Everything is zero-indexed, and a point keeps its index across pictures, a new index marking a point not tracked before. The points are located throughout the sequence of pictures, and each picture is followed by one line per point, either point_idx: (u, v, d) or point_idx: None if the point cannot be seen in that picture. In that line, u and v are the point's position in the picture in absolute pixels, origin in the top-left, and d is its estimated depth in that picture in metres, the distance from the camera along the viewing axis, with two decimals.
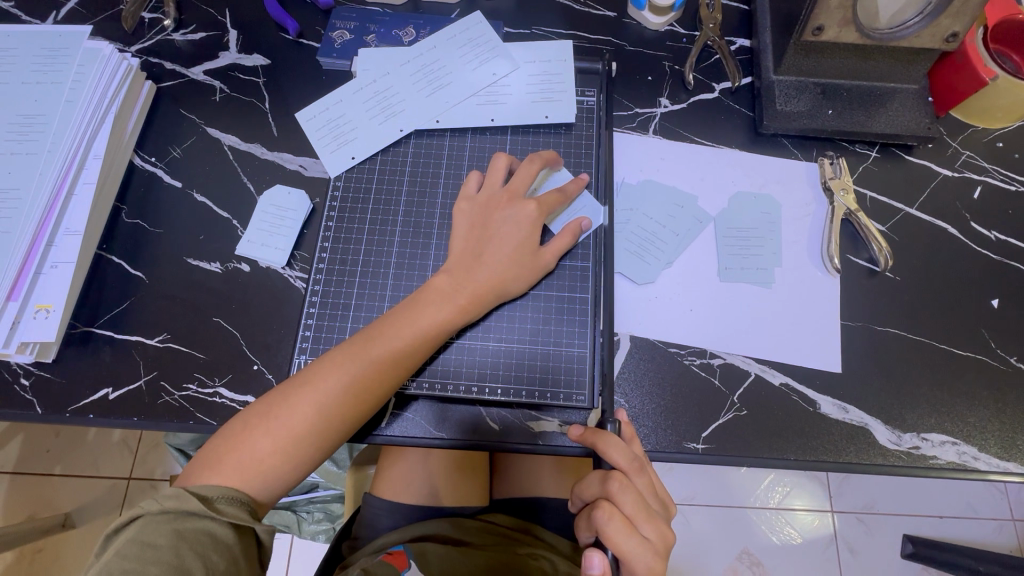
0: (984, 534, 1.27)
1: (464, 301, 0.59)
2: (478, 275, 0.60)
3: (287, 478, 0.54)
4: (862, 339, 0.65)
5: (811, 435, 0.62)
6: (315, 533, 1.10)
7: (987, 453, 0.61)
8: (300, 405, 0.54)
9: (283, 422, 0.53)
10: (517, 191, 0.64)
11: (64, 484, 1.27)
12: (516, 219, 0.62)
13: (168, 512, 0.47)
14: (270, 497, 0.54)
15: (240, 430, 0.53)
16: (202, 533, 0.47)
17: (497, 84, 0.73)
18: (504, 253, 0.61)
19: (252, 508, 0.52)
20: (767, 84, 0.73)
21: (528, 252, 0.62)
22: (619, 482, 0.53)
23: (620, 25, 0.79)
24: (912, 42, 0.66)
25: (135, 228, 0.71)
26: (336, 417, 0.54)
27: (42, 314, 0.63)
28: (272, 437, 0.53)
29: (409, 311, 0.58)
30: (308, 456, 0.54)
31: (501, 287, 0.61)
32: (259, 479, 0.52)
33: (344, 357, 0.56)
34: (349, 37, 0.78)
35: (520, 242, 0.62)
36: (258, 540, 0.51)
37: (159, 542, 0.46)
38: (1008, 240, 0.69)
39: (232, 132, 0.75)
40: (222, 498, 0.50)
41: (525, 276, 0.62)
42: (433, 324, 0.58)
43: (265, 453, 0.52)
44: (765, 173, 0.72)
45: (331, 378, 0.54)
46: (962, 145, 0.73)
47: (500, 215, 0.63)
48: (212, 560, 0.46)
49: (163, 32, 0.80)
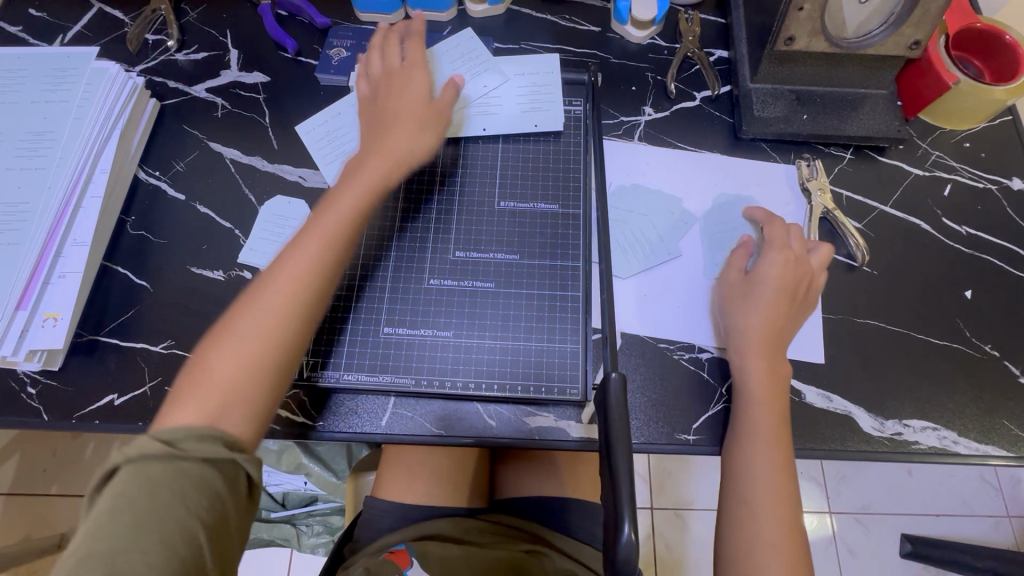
0: (980, 531, 1.29)
1: (383, 165, 0.64)
2: (339, 182, 0.63)
3: (257, 385, 0.51)
4: (843, 331, 0.68)
5: (797, 424, 0.64)
6: (315, 545, 1.12)
7: (965, 437, 0.64)
8: (245, 316, 0.52)
9: (233, 335, 0.52)
10: (423, 85, 0.69)
11: (60, 504, 1.27)
12: (416, 88, 0.68)
13: (134, 458, 0.43)
14: (249, 438, 0.50)
15: (194, 365, 0.51)
16: (177, 474, 0.43)
17: (488, 95, 0.77)
18: (395, 120, 0.66)
19: (229, 443, 0.47)
20: (745, 92, 0.77)
21: (429, 109, 0.68)
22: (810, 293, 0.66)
23: (604, 39, 0.83)
24: (878, 49, 0.70)
25: (139, 239, 0.73)
26: (288, 303, 0.53)
27: (50, 322, 0.65)
28: (225, 352, 0.51)
29: (330, 206, 0.60)
30: (272, 370, 0.52)
31: (414, 147, 0.66)
32: (222, 410, 0.49)
33: (283, 258, 0.56)
34: (346, 54, 0.81)
35: (421, 108, 0.68)
36: (246, 473, 0.47)
37: (130, 493, 0.42)
38: (978, 234, 0.72)
39: (234, 146, 0.78)
40: (188, 438, 0.45)
41: (411, 138, 0.66)
42: (362, 196, 0.61)
43: (222, 372, 0.50)
44: (746, 175, 0.75)
45: (281, 261, 0.55)
46: (932, 146, 0.77)
47: (396, 85, 0.69)
48: (192, 502, 0.43)
49: (167, 53, 0.83)
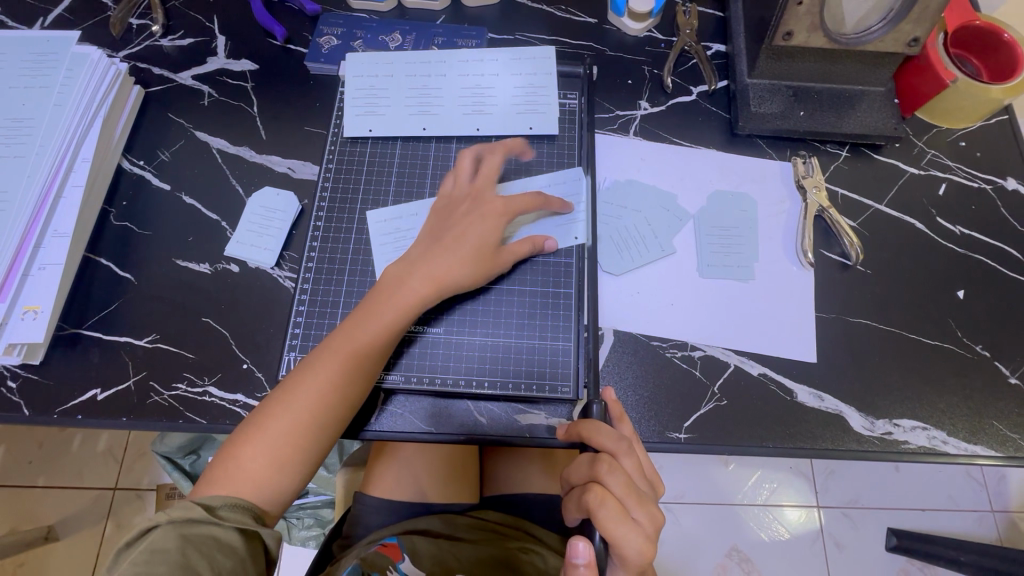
0: (964, 526, 1.30)
1: (421, 290, 0.60)
2: (399, 268, 0.62)
3: (289, 476, 0.54)
4: (837, 329, 0.67)
5: (787, 423, 0.64)
6: (304, 538, 1.11)
7: (955, 437, 0.64)
8: (277, 415, 0.54)
9: (266, 430, 0.54)
10: (511, 206, 0.64)
11: (47, 495, 1.26)
12: (478, 227, 0.63)
13: (175, 521, 0.47)
14: (276, 505, 0.55)
15: (231, 442, 0.54)
16: (208, 536, 0.48)
17: (481, 85, 0.74)
18: (456, 249, 0.62)
19: (255, 513, 0.52)
20: (742, 87, 0.76)
21: (486, 254, 0.63)
22: (607, 463, 0.51)
23: (600, 31, 0.82)
24: (877, 45, 0.69)
25: (123, 231, 0.71)
26: (325, 390, 0.56)
27: (30, 315, 0.64)
28: (257, 446, 0.54)
29: (376, 300, 0.60)
30: (299, 459, 0.55)
31: (452, 282, 0.61)
32: (258, 487, 0.53)
33: (314, 360, 0.57)
34: (336, 42, 0.79)
35: (477, 244, 0.62)
36: (266, 548, 0.51)
37: (167, 547, 0.46)
38: (972, 234, 0.72)
39: (221, 136, 0.76)
40: (224, 506, 0.50)
41: (477, 273, 0.62)
42: (407, 302, 0.59)
43: (253, 461, 0.53)
44: (742, 173, 0.75)
45: (315, 367, 0.56)
46: (928, 144, 0.76)
47: (461, 214, 0.65)
48: (217, 559, 0.47)
49: (152, 38, 0.81)
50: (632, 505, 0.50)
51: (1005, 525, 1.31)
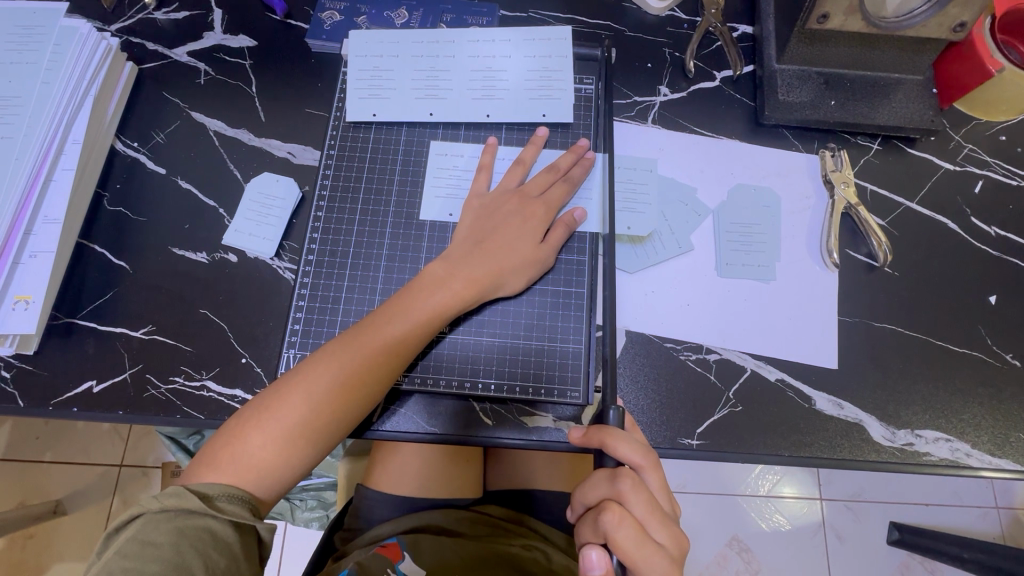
0: (968, 522, 1.29)
1: (463, 292, 0.58)
2: (439, 265, 0.59)
3: (291, 469, 0.52)
4: (860, 334, 0.64)
5: (804, 431, 0.61)
6: (309, 519, 1.10)
7: (979, 450, 0.61)
8: (290, 403, 0.52)
9: (276, 419, 0.52)
10: (550, 206, 0.63)
11: (53, 472, 1.26)
12: (522, 232, 0.61)
13: (168, 511, 0.46)
14: (273, 495, 0.53)
15: (236, 426, 0.52)
16: (204, 530, 0.46)
17: (492, 67, 0.70)
18: (500, 254, 0.60)
19: (253, 505, 0.50)
20: (769, 73, 0.71)
21: (529, 255, 0.61)
22: (630, 480, 0.48)
23: (620, 9, 0.77)
24: (919, 31, 0.64)
25: (118, 216, 0.68)
26: (348, 384, 0.53)
27: (22, 304, 0.62)
28: (266, 433, 0.51)
29: (414, 295, 0.57)
30: (306, 452, 0.53)
31: (493, 286, 0.59)
32: (260, 477, 0.51)
33: (337, 348, 0.54)
34: (339, 18, 0.75)
35: (522, 250, 0.61)
36: (260, 539, 0.50)
37: (159, 541, 0.45)
38: (1008, 236, 0.68)
39: (219, 117, 0.72)
40: (223, 497, 0.48)
41: (518, 278, 0.61)
42: (446, 303, 0.57)
43: (260, 448, 0.51)
44: (765, 166, 0.71)
45: (336, 357, 0.54)
46: (965, 138, 0.72)
47: (504, 213, 0.62)
48: (212, 558, 0.45)
49: (144, 11, 0.77)
50: (653, 526, 0.48)
51: (1010, 522, 1.29)
